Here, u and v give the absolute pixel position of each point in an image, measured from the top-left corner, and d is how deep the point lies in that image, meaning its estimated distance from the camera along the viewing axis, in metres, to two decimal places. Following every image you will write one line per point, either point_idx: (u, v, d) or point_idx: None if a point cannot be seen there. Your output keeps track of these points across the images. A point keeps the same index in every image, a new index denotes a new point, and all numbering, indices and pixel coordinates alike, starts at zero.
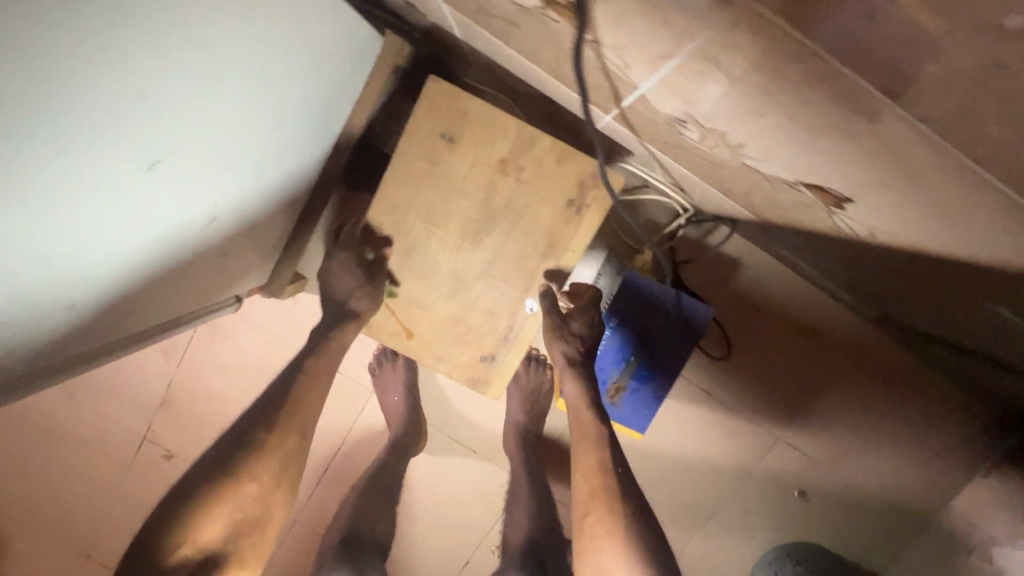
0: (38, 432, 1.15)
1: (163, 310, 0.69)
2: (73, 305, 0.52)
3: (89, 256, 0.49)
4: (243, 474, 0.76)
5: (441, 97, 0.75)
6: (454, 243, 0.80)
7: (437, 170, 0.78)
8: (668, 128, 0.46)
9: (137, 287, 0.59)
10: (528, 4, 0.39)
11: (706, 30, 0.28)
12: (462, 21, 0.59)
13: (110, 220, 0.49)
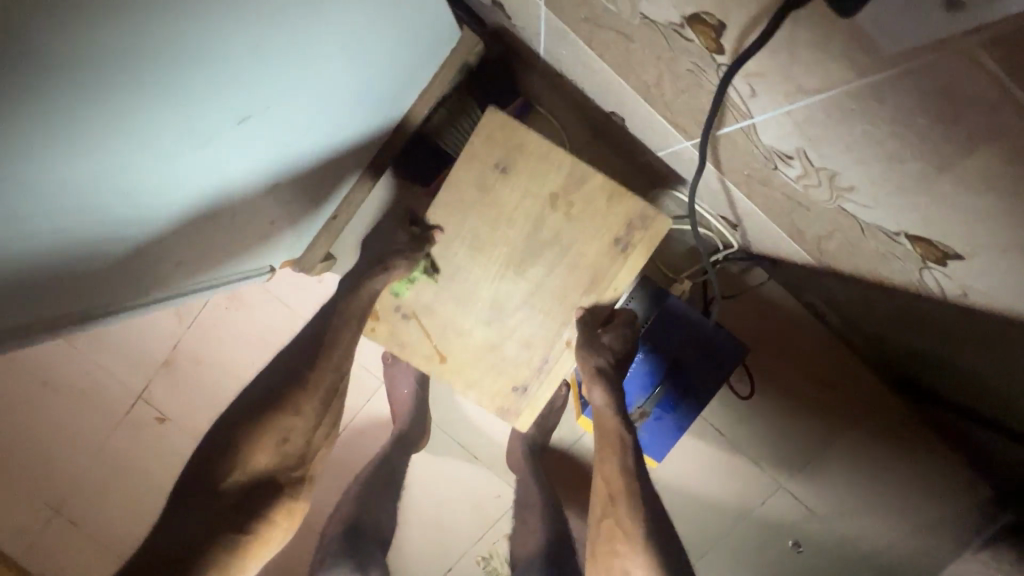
0: (32, 375, 1.11)
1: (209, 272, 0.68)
2: (145, 253, 0.50)
3: (171, 204, 0.48)
4: (289, 405, 0.73)
5: (500, 127, 0.74)
6: (499, 268, 0.80)
7: (487, 198, 0.77)
8: (763, 162, 0.47)
9: (209, 237, 0.58)
10: (660, 20, 0.39)
11: (873, 74, 0.28)
12: (558, 29, 0.60)
13: (196, 170, 0.48)
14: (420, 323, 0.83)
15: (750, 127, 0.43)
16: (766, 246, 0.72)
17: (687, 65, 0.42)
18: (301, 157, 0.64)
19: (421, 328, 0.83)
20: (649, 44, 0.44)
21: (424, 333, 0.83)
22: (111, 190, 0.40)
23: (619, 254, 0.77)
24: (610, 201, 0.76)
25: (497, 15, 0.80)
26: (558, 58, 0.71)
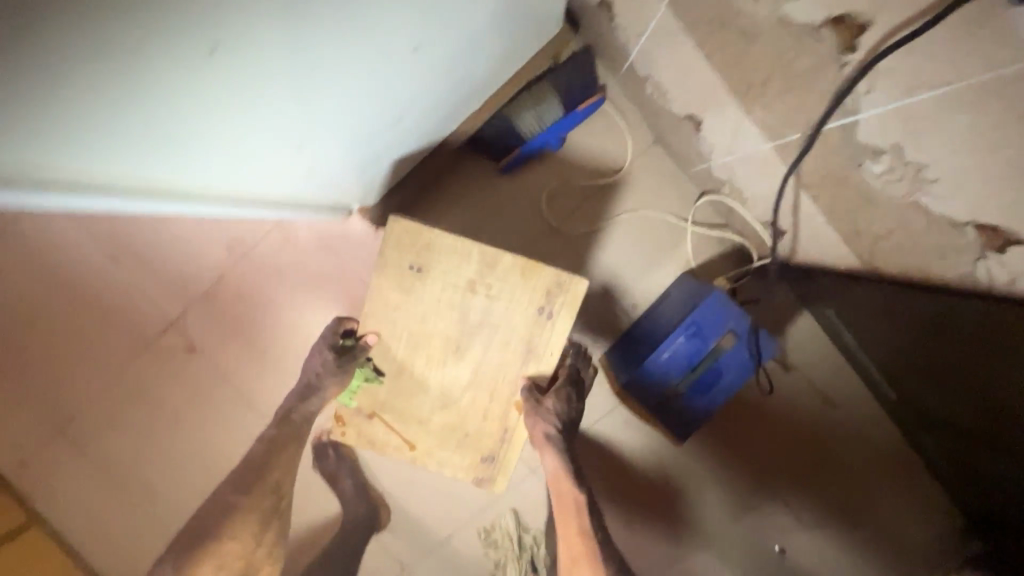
0: (67, 288, 1.12)
1: (280, 181, 0.71)
2: (273, 119, 0.55)
3: (322, 85, 0.55)
4: (225, 537, 1.02)
5: (405, 235, 0.83)
6: (439, 359, 0.88)
7: (413, 297, 0.86)
8: (848, 160, 0.56)
9: (311, 134, 0.63)
10: (798, 23, 0.48)
11: (1000, 68, 0.37)
12: (672, 28, 0.69)
13: (357, 67, 0.56)
14: (383, 419, 0.91)
15: (849, 125, 0.52)
16: (809, 252, 0.81)
17: (805, 65, 0.51)
18: (423, 85, 0.71)
19: (385, 424, 0.91)
20: (772, 44, 0.53)
21: (389, 427, 0.91)
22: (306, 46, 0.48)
23: (542, 320, 0.85)
24: (525, 274, 0.84)
25: (597, 20, 0.89)
26: (654, 58, 0.80)
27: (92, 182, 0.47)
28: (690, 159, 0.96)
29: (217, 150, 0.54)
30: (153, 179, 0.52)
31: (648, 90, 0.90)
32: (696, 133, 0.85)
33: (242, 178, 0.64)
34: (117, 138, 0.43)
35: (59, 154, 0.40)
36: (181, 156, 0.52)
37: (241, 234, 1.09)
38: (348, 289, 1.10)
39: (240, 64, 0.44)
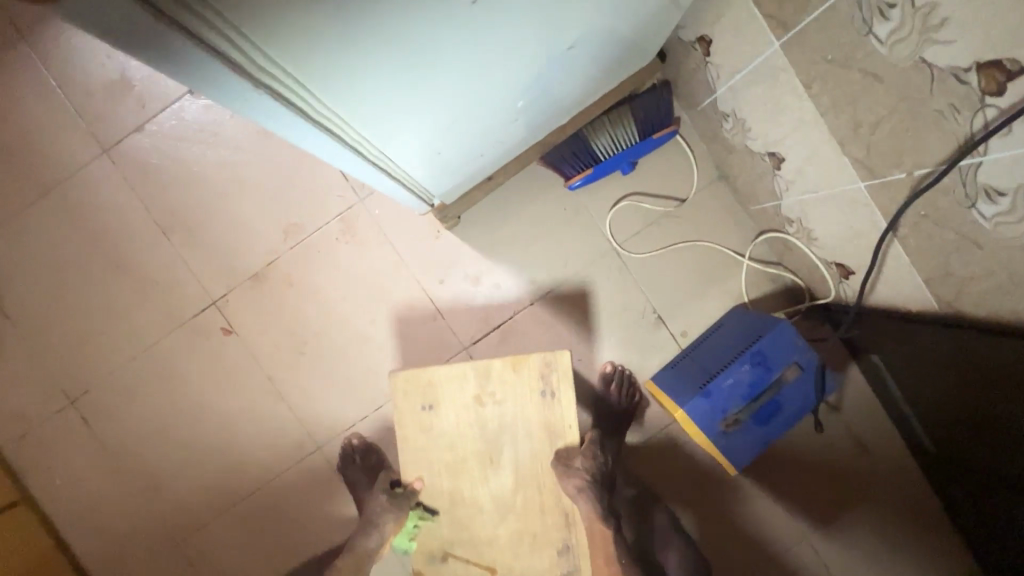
0: (108, 256, 1.09)
1: (413, 162, 0.69)
2: (445, 97, 0.55)
3: (493, 67, 0.56)
4: None
5: (410, 382, 0.85)
6: (481, 476, 0.85)
7: (435, 435, 0.85)
8: (959, 200, 0.59)
9: (457, 118, 0.63)
10: (940, 67, 0.52)
11: None
12: (778, 67, 0.73)
13: (522, 53, 0.57)
14: (456, 558, 0.86)
15: (971, 167, 0.55)
16: (877, 293, 0.84)
17: (937, 106, 0.54)
18: (555, 82, 0.73)
19: (461, 563, 0.86)
20: (902, 85, 0.57)
21: (467, 562, 0.85)
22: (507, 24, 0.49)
23: (549, 402, 0.85)
24: (515, 366, 0.85)
25: (684, 57, 0.93)
26: (745, 96, 0.84)
27: (309, 112, 0.45)
28: (753, 197, 1.01)
29: (406, 118, 0.55)
30: (345, 129, 0.51)
31: (727, 124, 0.94)
32: (774, 170, 0.90)
33: (390, 154, 0.62)
34: (362, 73, 0.43)
35: (315, 70, 0.40)
36: (380, 116, 0.51)
37: (300, 220, 1.08)
38: (402, 286, 1.09)
39: (480, 20, 0.46)
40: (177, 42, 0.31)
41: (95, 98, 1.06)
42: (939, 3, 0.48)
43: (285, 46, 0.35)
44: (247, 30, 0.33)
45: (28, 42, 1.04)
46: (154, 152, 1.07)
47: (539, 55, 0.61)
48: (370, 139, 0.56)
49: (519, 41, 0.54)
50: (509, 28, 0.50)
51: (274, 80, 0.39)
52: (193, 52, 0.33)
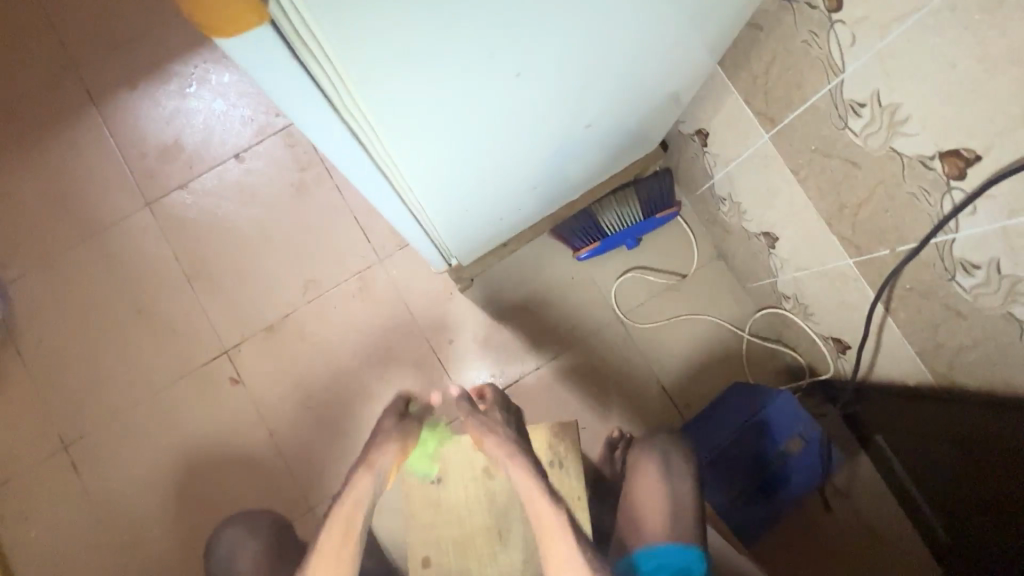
0: (133, 301, 1.13)
1: (441, 214, 0.75)
2: (477, 150, 0.62)
3: (520, 130, 0.63)
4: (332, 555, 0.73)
5: (418, 456, 0.84)
6: (488, 554, 0.81)
7: (444, 511, 0.82)
8: (939, 273, 0.64)
9: (484, 174, 0.69)
10: (909, 155, 0.59)
11: None
12: (769, 155, 0.82)
13: (547, 121, 0.65)
14: None
15: (946, 243, 0.61)
16: (875, 367, 0.87)
17: (910, 189, 0.62)
18: (573, 154, 0.81)
19: None
20: (878, 171, 0.65)
21: None
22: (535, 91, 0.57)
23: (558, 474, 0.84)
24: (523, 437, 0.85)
25: (684, 148, 1.04)
26: (740, 181, 0.93)
27: (366, 145, 0.51)
28: (751, 275, 1.07)
29: (443, 164, 0.61)
30: (391, 167, 0.57)
31: (724, 207, 1.03)
32: (769, 249, 0.97)
33: (423, 201, 0.68)
34: (417, 113, 0.49)
35: (383, 108, 0.46)
36: (423, 158, 0.58)
37: (320, 275, 1.13)
38: (411, 343, 1.12)
39: (518, 84, 0.53)
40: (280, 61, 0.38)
41: (148, 157, 1.16)
42: (902, 103, 0.57)
43: (364, 80, 0.42)
44: (338, 62, 0.39)
45: (98, 107, 1.16)
46: (193, 208, 1.15)
47: (562, 126, 0.69)
48: (407, 181, 0.61)
49: (547, 109, 0.62)
50: (540, 96, 0.58)
51: (346, 108, 0.45)
52: (289, 71, 0.39)
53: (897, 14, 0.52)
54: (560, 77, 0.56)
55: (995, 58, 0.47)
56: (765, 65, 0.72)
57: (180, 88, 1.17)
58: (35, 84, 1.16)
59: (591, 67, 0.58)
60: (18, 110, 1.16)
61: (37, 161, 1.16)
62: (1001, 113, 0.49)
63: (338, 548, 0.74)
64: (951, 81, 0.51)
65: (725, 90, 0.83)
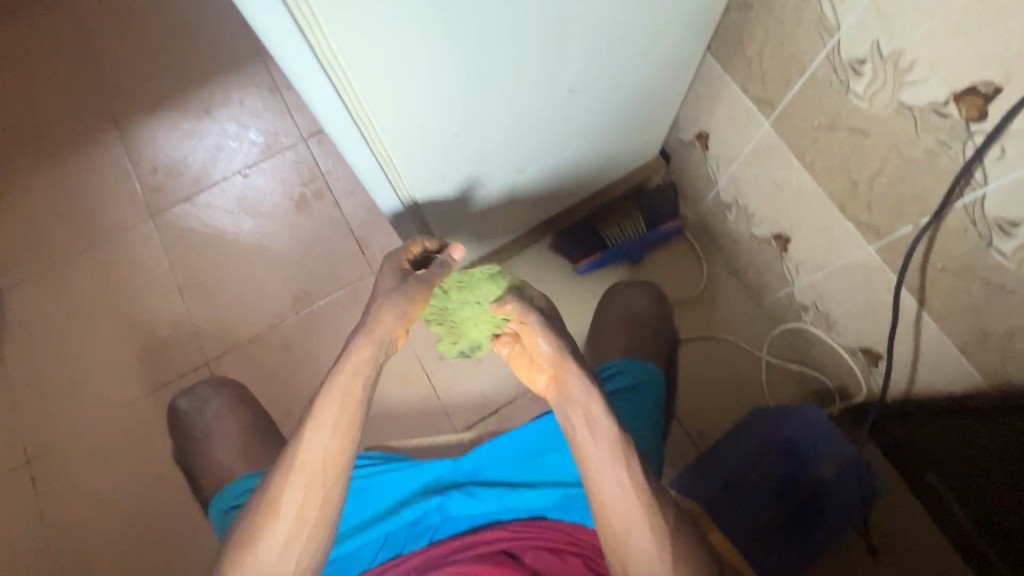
0: (121, 311, 1.12)
1: (421, 181, 0.69)
2: (450, 90, 0.57)
3: (499, 72, 0.58)
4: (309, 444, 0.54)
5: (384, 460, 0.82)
6: None
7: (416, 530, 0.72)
8: (972, 242, 0.57)
9: (464, 131, 0.64)
10: (920, 106, 0.54)
11: None
12: (772, 144, 0.77)
13: (529, 69, 0.60)
14: None
15: (975, 201, 0.54)
16: (912, 380, 0.76)
17: (926, 146, 0.56)
18: (567, 131, 0.76)
19: None
20: (888, 134, 0.59)
21: None
22: (510, 17, 0.52)
23: None
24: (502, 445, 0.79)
25: (685, 157, 1.01)
26: (743, 181, 0.88)
27: (319, 53, 0.46)
28: (767, 290, 0.99)
29: (413, 100, 0.55)
30: (354, 93, 0.52)
31: (730, 215, 0.97)
32: (782, 254, 0.89)
33: (396, 155, 0.62)
34: (374, 9, 0.44)
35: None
36: (387, 86, 0.52)
37: (312, 288, 1.10)
38: (398, 358, 1.04)
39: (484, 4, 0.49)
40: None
41: (159, 173, 1.19)
42: (905, 48, 0.53)
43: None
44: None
45: (119, 128, 1.22)
46: (195, 220, 1.16)
47: (546, 83, 0.64)
48: (374, 121, 0.56)
49: (525, 51, 0.57)
50: (515, 31, 0.53)
51: None
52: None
53: None
54: (535, 3, 0.52)
55: None
56: (758, 44, 0.70)
57: (197, 110, 1.23)
58: (64, 107, 1.23)
59: (568, 6, 0.54)
60: (46, 130, 1.22)
61: (55, 175, 1.20)
62: (1016, 31, 0.44)
63: (339, 418, 0.55)
64: (954, 10, 0.47)
65: (721, 82, 0.80)
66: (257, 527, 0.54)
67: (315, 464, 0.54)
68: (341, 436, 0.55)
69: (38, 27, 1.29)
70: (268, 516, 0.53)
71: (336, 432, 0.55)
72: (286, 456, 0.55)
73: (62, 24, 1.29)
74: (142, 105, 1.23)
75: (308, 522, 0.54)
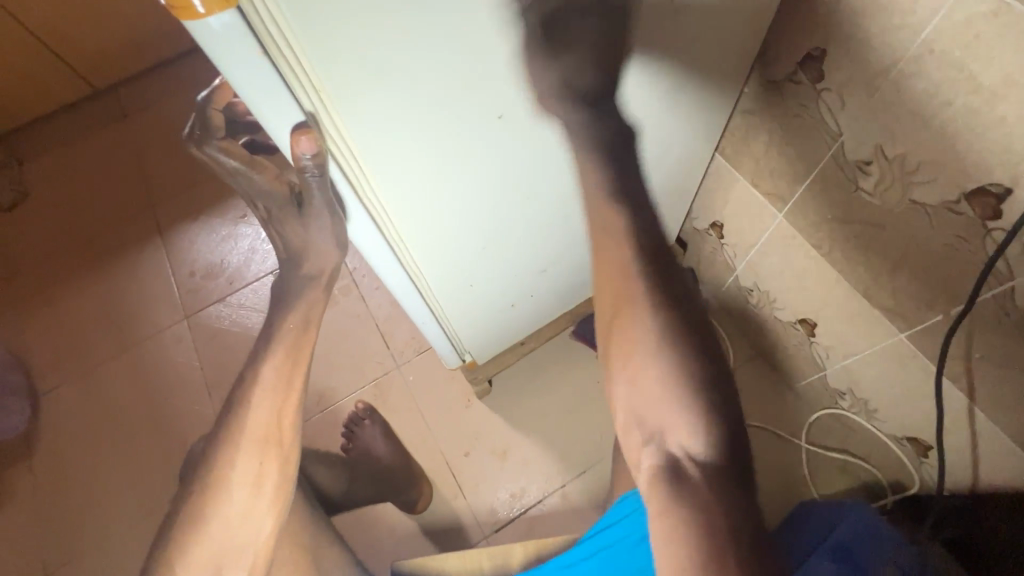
0: (152, 412, 1.13)
1: (450, 293, 0.67)
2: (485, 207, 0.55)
3: (530, 188, 0.57)
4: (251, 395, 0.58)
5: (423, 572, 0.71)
6: None
7: None
8: (1011, 333, 0.56)
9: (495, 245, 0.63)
10: (933, 204, 0.56)
11: None
12: (788, 235, 0.79)
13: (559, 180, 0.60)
14: None
15: (1006, 293, 0.54)
16: (971, 474, 0.71)
17: (945, 239, 0.57)
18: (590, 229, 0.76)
19: None
20: (905, 228, 0.60)
21: None
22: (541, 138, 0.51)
23: None
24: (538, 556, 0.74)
25: (700, 243, 1.02)
26: (763, 269, 0.89)
27: (357, 190, 0.44)
28: (801, 374, 0.96)
29: (448, 222, 0.54)
30: (391, 221, 0.49)
31: (752, 299, 0.97)
32: (810, 339, 0.88)
33: (429, 273, 0.60)
34: (413, 144, 0.43)
35: (370, 136, 0.40)
36: (420, 206, 0.50)
37: (336, 383, 1.09)
38: (424, 457, 1.02)
39: (512, 130, 0.48)
40: (248, 58, 0.31)
41: (195, 276, 1.26)
42: (908, 151, 0.55)
43: (348, 90, 0.36)
44: (308, 60, 0.33)
45: (163, 236, 1.30)
46: (227, 319, 1.20)
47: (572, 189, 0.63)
48: (410, 244, 0.54)
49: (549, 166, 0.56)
50: (540, 149, 0.53)
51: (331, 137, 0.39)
52: (258, 68, 0.32)
53: (876, 69, 0.53)
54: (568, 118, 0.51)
55: (989, 89, 0.46)
56: (764, 145, 0.73)
57: (233, 217, 1.31)
58: (113, 218, 1.33)
59: None
60: (95, 240, 1.31)
61: (100, 283, 1.27)
62: (1017, 141, 0.46)
63: (287, 384, 0.59)
64: (953, 119, 0.50)
65: (729, 178, 0.83)
66: (202, 504, 0.56)
67: (266, 428, 0.58)
68: (290, 401, 0.60)
69: (94, 148, 1.41)
70: (217, 492, 0.56)
71: (283, 395, 0.59)
72: (233, 420, 0.58)
73: (115, 142, 1.42)
74: (182, 212, 1.32)
75: (266, 487, 0.59)
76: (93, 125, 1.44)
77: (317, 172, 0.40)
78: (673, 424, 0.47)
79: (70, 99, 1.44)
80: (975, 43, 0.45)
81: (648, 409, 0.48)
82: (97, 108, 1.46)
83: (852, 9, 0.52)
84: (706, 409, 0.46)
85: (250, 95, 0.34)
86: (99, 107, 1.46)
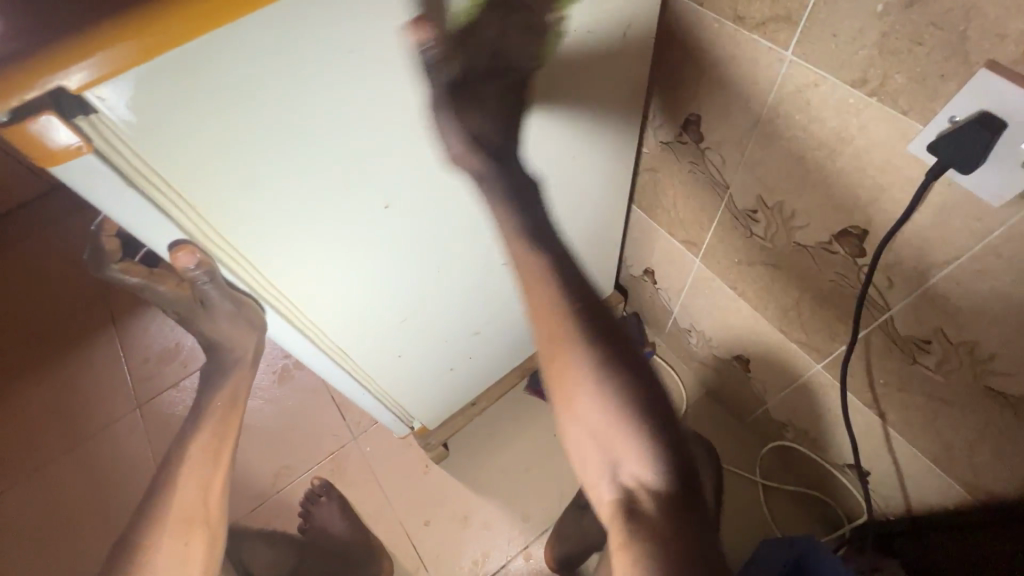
0: (99, 508, 1.09)
1: (377, 363, 0.68)
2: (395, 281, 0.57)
3: (444, 256, 0.59)
4: (176, 479, 0.57)
5: None
6: None
7: None
8: (900, 359, 0.59)
9: (416, 313, 0.64)
10: (812, 243, 0.60)
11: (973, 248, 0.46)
12: (707, 277, 0.83)
13: (475, 247, 0.61)
14: None
15: (887, 321, 0.57)
16: (903, 495, 0.73)
17: (830, 277, 0.61)
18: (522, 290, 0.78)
19: None
20: (796, 267, 0.65)
21: None
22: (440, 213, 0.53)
23: None
24: None
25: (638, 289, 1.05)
26: (694, 310, 0.92)
27: (246, 278, 0.45)
28: (747, 406, 0.97)
29: (354, 297, 0.55)
30: (290, 306, 0.50)
31: (691, 339, 1.00)
32: (747, 373, 0.90)
33: (348, 347, 0.61)
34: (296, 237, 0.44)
35: (254, 237, 0.42)
36: (325, 293, 0.52)
37: (291, 460, 1.07)
38: (383, 529, 1.00)
39: (406, 211, 0.50)
40: (115, 187, 0.35)
41: (149, 363, 1.25)
42: (782, 200, 0.60)
43: (218, 200, 0.38)
44: (178, 184, 0.36)
45: (116, 324, 1.30)
46: (180, 403, 1.19)
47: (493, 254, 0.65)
48: (320, 324, 0.55)
49: (452, 238, 0.58)
50: (440, 224, 0.54)
51: (212, 237, 0.41)
52: (125, 193, 0.35)
53: (742, 128, 0.58)
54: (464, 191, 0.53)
55: (826, 145, 0.51)
56: (669, 199, 0.78)
57: None
58: (65, 311, 1.33)
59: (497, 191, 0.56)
60: (45, 334, 1.30)
61: (52, 379, 1.25)
62: (860, 189, 0.51)
63: (212, 463, 0.59)
64: (807, 172, 0.55)
65: (650, 229, 0.88)
66: None
67: (192, 512, 0.58)
68: (215, 479, 0.60)
69: (48, 243, 1.43)
70: None
71: (209, 474, 0.58)
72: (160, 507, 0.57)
73: (70, 237, 1.44)
74: (134, 301, 1.33)
75: None
76: (47, 220, 1.47)
77: (207, 277, 0.44)
78: (623, 453, 0.48)
79: (22, 198, 1.46)
80: (806, 107, 0.50)
81: (584, 445, 0.50)
82: (53, 204, 1.49)
83: (712, 81, 0.58)
84: (652, 431, 0.48)
85: (127, 216, 0.37)
86: (54, 202, 1.49)
